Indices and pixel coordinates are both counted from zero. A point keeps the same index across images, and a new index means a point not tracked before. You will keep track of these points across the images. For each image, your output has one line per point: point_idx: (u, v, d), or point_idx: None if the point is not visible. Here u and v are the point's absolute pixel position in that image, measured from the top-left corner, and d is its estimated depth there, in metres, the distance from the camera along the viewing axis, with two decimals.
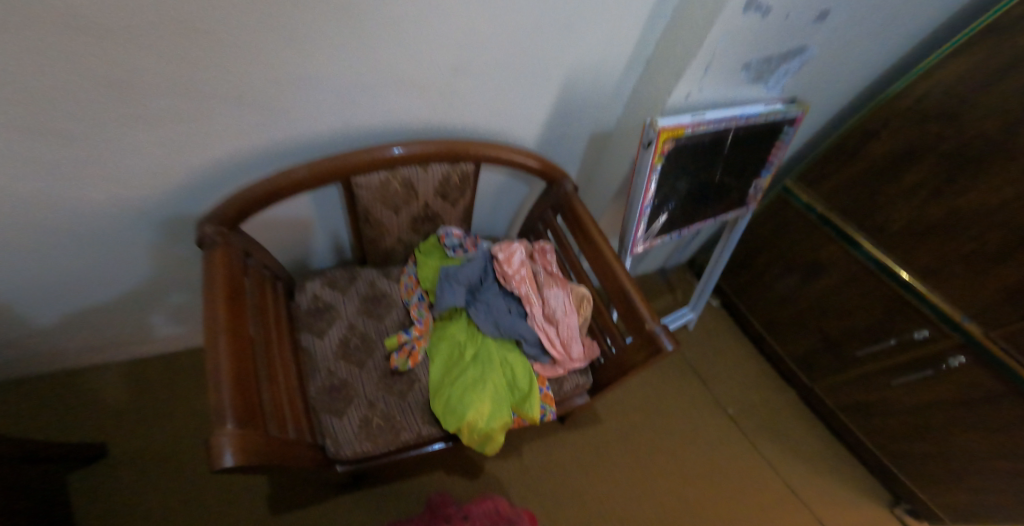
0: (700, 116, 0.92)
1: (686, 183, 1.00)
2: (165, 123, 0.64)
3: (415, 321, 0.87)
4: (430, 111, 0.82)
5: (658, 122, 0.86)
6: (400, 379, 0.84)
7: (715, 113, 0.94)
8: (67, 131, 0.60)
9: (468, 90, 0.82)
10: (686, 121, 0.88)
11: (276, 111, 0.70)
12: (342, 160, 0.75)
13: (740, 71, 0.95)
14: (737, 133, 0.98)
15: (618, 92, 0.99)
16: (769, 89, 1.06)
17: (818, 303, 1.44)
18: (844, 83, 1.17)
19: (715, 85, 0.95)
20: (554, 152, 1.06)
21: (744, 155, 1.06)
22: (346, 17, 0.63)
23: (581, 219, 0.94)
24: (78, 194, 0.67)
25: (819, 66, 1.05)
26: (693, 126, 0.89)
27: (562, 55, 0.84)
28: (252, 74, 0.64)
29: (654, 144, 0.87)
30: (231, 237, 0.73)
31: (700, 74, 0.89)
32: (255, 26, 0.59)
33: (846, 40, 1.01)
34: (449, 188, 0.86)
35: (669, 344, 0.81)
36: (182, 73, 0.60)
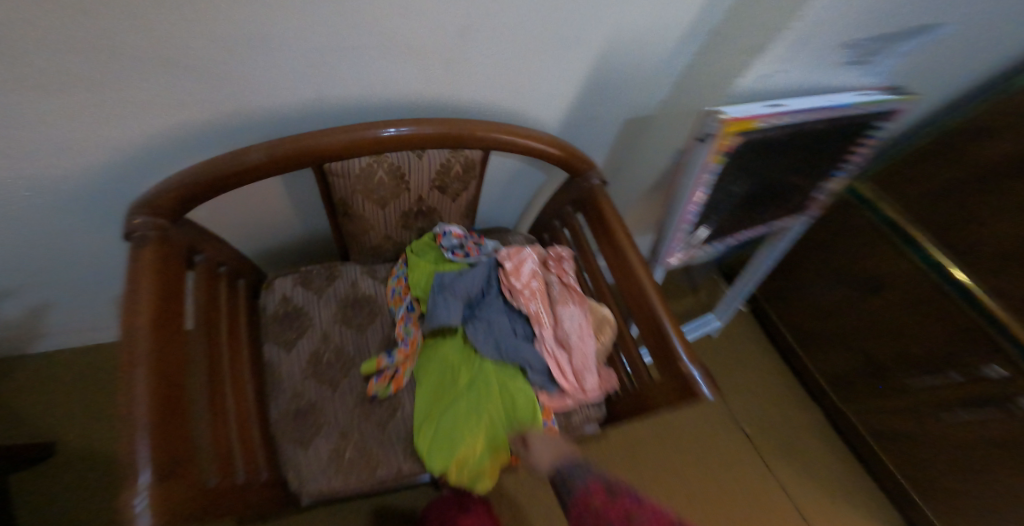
0: (779, 105, 0.71)
1: (744, 186, 0.81)
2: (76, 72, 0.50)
3: (401, 339, 0.72)
4: (429, 85, 0.65)
5: (724, 111, 0.67)
6: (379, 403, 0.71)
7: (797, 102, 0.73)
8: None
9: (481, 56, 0.63)
10: (758, 111, 0.67)
11: (219, 65, 0.54)
12: (306, 141, 0.59)
13: (839, 50, 0.74)
14: (817, 127, 0.76)
15: (670, 66, 0.79)
16: (865, 75, 0.84)
17: (870, 318, 1.20)
18: (958, 71, 0.94)
19: (801, 64, 0.74)
20: (581, 136, 0.87)
21: (819, 157, 0.84)
22: None
23: (609, 224, 0.77)
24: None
25: (933, 49, 0.83)
26: (768, 118, 0.68)
27: (600, 21, 0.65)
28: (184, 36, 0.50)
29: (715, 138, 0.68)
30: (173, 229, 0.58)
31: (790, 48, 0.68)
32: None
33: (979, 17, 0.78)
34: (448, 179, 0.69)
35: (707, 392, 0.64)
36: (89, 33, 0.47)
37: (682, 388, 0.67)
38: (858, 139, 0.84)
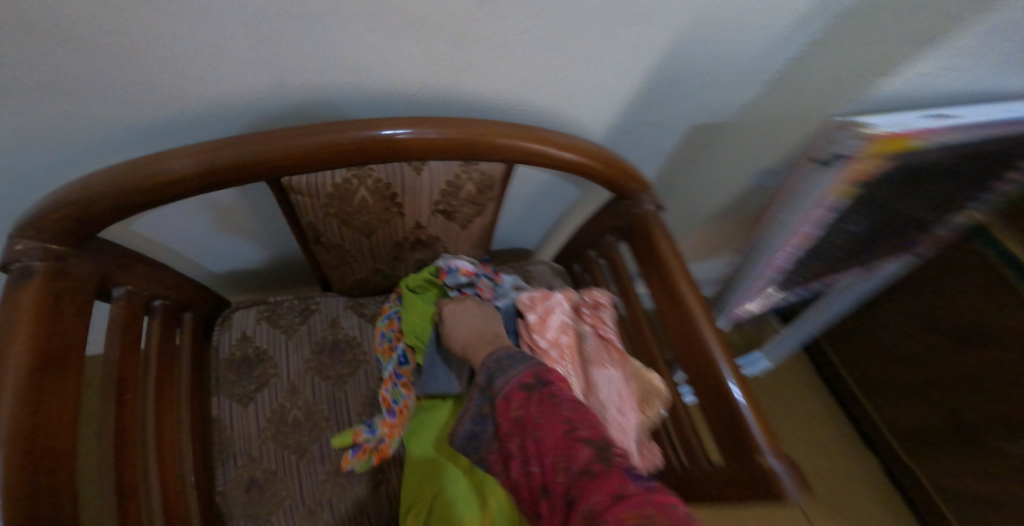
0: (949, 112, 0.49)
1: (861, 225, 0.61)
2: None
3: (386, 404, 0.53)
4: (436, 68, 0.48)
5: (873, 121, 0.46)
6: (360, 476, 0.54)
7: (973, 111, 0.51)
8: None
9: (519, 23, 0.45)
10: (925, 124, 0.46)
11: (137, 31, 0.37)
12: (253, 148, 0.42)
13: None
14: (987, 147, 0.53)
15: None
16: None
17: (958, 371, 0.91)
18: None
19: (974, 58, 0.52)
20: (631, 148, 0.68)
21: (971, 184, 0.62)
22: None
23: (664, 259, 0.57)
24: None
25: None
26: (940, 134, 0.47)
27: None
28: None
29: (852, 158, 0.47)
30: (76, 261, 0.44)
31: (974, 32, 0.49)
32: None
33: None
34: (456, 201, 0.53)
35: (798, 497, 0.45)
36: None
37: (760, 487, 0.48)
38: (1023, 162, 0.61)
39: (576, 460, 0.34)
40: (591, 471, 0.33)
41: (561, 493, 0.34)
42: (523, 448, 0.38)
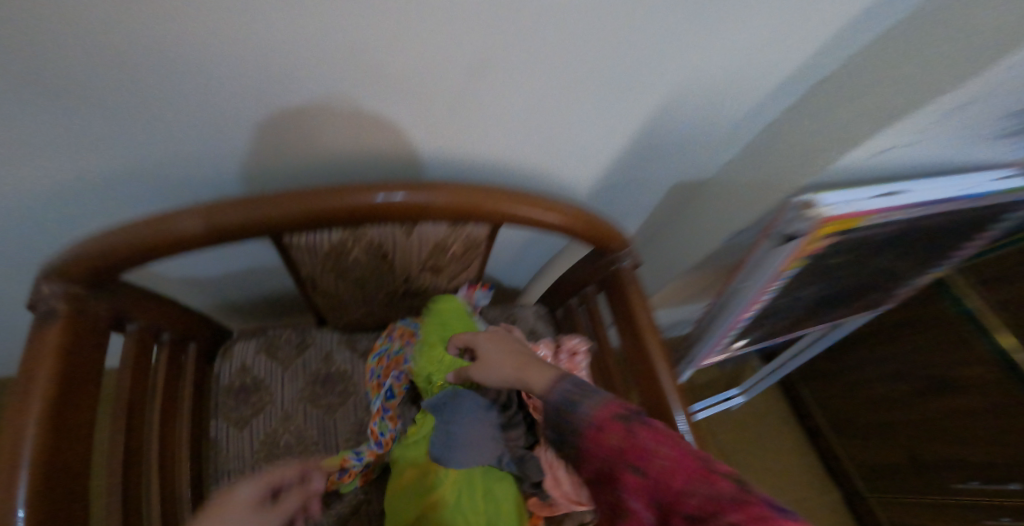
0: (901, 189, 0.53)
1: (815, 291, 0.67)
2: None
3: (374, 436, 0.59)
4: (431, 140, 0.52)
5: (830, 203, 0.49)
6: (343, 499, 0.60)
7: (927, 187, 0.55)
8: None
9: (512, 100, 0.49)
10: (874, 204, 0.51)
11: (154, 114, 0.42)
12: (254, 212, 0.46)
13: (1008, 118, 0.53)
14: (934, 219, 0.59)
15: (745, 125, 0.61)
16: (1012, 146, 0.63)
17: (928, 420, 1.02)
18: None
19: (933, 139, 0.55)
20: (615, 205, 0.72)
21: (920, 251, 0.67)
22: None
23: (636, 313, 0.63)
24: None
25: None
26: (883, 213, 0.51)
27: (668, 70, 0.50)
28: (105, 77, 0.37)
29: (804, 238, 0.51)
30: (92, 301, 0.48)
31: (933, 120, 0.50)
32: None
33: None
34: (443, 259, 0.58)
35: None
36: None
37: None
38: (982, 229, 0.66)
39: (716, 488, 0.35)
40: (742, 498, 0.34)
41: (697, 518, 0.34)
42: (646, 474, 0.37)
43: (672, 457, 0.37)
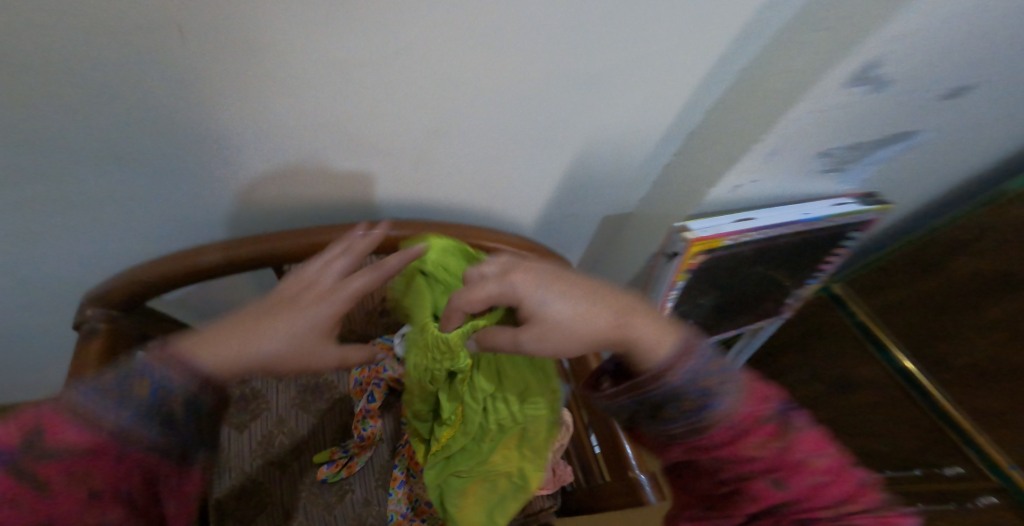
0: (750, 219, 0.83)
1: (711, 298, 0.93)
2: (74, 152, 0.54)
3: (357, 430, 0.72)
4: (403, 184, 0.71)
5: (693, 231, 0.76)
6: (330, 487, 0.71)
7: (766, 217, 0.86)
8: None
9: (460, 151, 0.67)
10: (727, 230, 0.78)
11: (199, 154, 0.58)
12: (265, 246, 0.62)
13: (817, 157, 0.83)
14: (786, 239, 0.90)
15: (648, 165, 0.85)
16: (843, 180, 0.94)
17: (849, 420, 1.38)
18: (916, 191, 1.07)
19: (772, 178, 0.85)
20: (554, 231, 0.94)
21: (790, 260, 0.98)
22: (329, 84, 0.54)
23: None
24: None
25: (898, 165, 0.93)
26: (735, 236, 0.79)
27: (577, 125, 0.69)
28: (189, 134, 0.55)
29: (682, 256, 0.78)
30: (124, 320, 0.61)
31: (760, 163, 0.78)
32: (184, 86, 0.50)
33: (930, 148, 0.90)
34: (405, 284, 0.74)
35: (654, 500, 0.71)
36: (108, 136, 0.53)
37: (630, 491, 0.74)
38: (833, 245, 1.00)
39: (854, 504, 0.52)
40: (875, 510, 0.51)
41: (820, 512, 0.51)
42: (793, 472, 0.52)
43: (819, 472, 0.53)
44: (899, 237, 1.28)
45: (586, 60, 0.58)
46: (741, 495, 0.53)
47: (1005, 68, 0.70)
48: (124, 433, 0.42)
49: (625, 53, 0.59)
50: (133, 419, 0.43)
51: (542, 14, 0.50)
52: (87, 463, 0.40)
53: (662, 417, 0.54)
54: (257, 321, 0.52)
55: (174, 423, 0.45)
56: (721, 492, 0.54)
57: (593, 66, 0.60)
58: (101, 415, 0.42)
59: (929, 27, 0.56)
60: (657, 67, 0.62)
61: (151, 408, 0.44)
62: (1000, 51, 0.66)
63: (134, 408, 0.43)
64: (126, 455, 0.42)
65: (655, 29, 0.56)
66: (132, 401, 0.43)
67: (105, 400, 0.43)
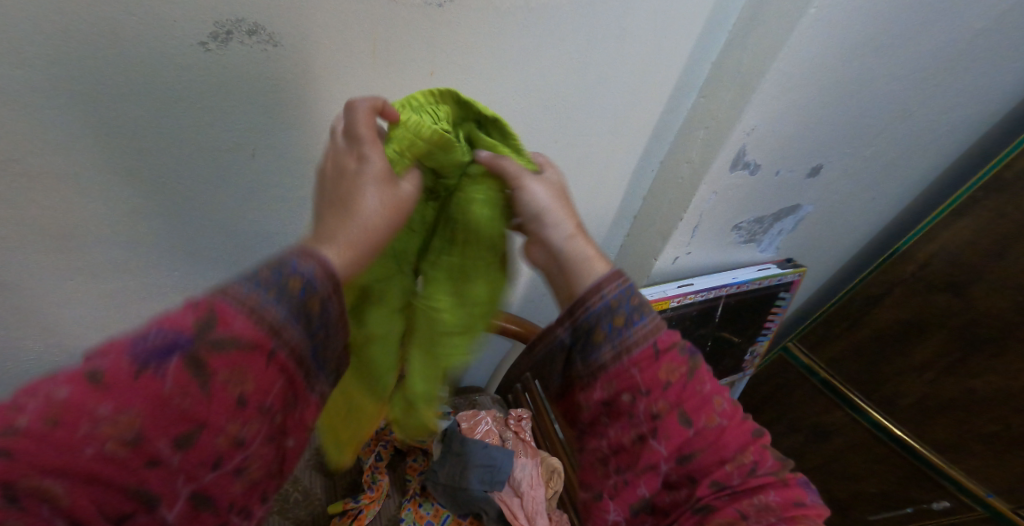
0: (689, 285, 1.03)
1: None
2: (166, 239, 0.70)
3: (367, 484, 0.82)
4: None
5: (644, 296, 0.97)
6: None
7: (703, 282, 1.05)
8: (86, 277, 0.69)
9: None
10: (671, 293, 1.00)
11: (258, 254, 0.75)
12: None
13: (731, 230, 1.05)
14: (727, 299, 1.08)
15: (605, 246, 1.09)
16: (761, 249, 1.16)
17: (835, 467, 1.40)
18: (829, 255, 1.30)
19: (702, 250, 1.05)
20: (533, 312, 1.12)
21: (735, 319, 1.15)
22: None
23: None
24: (57, 310, 0.70)
25: (804, 232, 1.16)
26: (678, 297, 1.00)
27: None
28: (242, 225, 0.74)
29: None
30: None
31: (688, 237, 0.99)
32: (247, 192, 0.70)
33: (824, 216, 1.14)
34: None
35: None
36: (193, 233, 0.71)
37: None
38: (768, 305, 1.17)
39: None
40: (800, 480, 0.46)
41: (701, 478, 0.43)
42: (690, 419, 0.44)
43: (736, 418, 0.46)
44: (821, 302, 1.48)
45: (544, 160, 0.85)
46: (648, 441, 0.44)
47: (844, 152, 0.96)
48: (277, 331, 0.34)
49: (576, 159, 0.87)
50: (286, 320, 0.34)
51: (505, 134, 0.78)
52: (251, 357, 0.32)
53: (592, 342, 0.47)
54: (340, 196, 0.43)
55: (309, 321, 0.37)
56: (609, 450, 0.48)
57: (546, 163, 0.85)
58: (258, 304, 0.33)
59: (773, 118, 0.80)
60: (597, 165, 0.90)
61: (285, 297, 0.34)
62: (832, 138, 0.91)
63: (280, 303, 0.34)
64: (276, 356, 0.34)
65: (592, 139, 0.85)
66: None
67: (256, 293, 0.33)
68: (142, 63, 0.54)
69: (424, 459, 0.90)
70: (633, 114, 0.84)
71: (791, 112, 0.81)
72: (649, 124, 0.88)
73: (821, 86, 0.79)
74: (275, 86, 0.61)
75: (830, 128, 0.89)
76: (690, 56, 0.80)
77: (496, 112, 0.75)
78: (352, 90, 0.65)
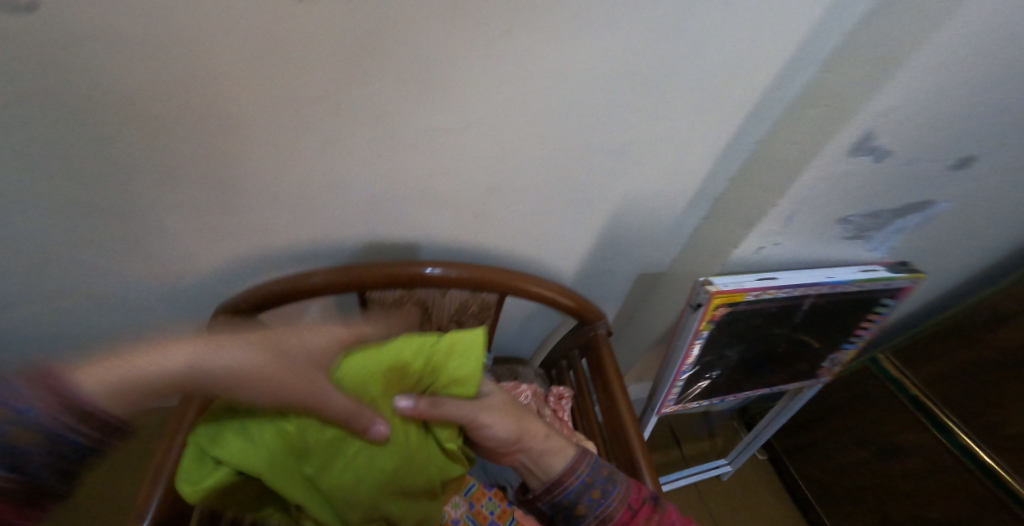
0: (772, 278, 0.78)
1: (736, 351, 0.90)
2: (227, 192, 0.67)
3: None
4: (460, 234, 0.85)
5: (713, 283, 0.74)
6: None
7: (788, 276, 0.79)
8: (145, 223, 0.69)
9: (516, 205, 0.82)
10: (749, 284, 0.74)
11: (315, 215, 0.74)
12: (354, 274, 0.77)
13: (835, 223, 0.88)
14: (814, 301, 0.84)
15: (676, 227, 0.96)
16: (868, 248, 0.98)
17: (887, 485, 1.21)
18: (958, 261, 1.08)
19: (795, 240, 0.89)
20: (590, 286, 1.06)
21: (817, 319, 0.94)
22: (388, 146, 0.67)
23: (602, 360, 0.92)
24: (124, 249, 0.72)
25: (932, 231, 0.96)
26: (757, 291, 0.75)
27: (610, 187, 0.84)
28: (288, 183, 0.68)
29: (704, 307, 0.75)
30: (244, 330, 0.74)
31: (779, 226, 0.83)
32: (291, 152, 0.64)
33: (964, 215, 0.93)
34: (464, 315, 0.90)
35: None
36: (259, 188, 0.67)
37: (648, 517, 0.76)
38: (867, 310, 0.98)
39: None
40: None
41: None
42: None
43: None
44: (933, 314, 1.27)
45: (613, 133, 0.74)
46: None
47: (1012, 142, 0.75)
48: None
49: (658, 128, 0.74)
50: None
51: (580, 102, 0.68)
52: None
53: (575, 513, 0.64)
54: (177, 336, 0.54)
55: None
56: None
57: (617, 137, 0.74)
58: None
59: (921, 97, 0.63)
60: (681, 136, 0.77)
61: None
62: (1000, 122, 0.71)
63: None
64: None
65: (677, 109, 0.72)
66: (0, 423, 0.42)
67: None
68: (189, 6, 0.48)
69: None
70: (740, 78, 0.69)
71: (948, 92, 0.63)
72: (757, 97, 0.73)
73: (1002, 56, 0.60)
74: (334, 38, 0.53)
75: (1001, 110, 0.68)
76: (826, 11, 0.63)
77: (571, 76, 0.65)
78: (420, 51, 0.57)
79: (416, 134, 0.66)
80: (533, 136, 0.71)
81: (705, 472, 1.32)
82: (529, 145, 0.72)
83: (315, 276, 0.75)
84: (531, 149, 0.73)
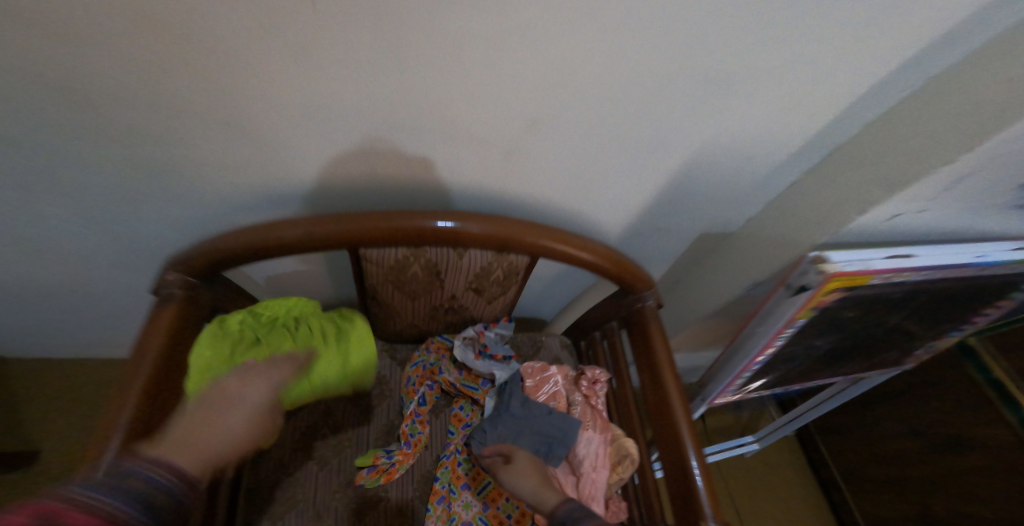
0: (904, 255, 0.56)
1: (828, 339, 0.66)
2: (157, 105, 0.46)
3: (404, 437, 0.71)
4: (484, 174, 0.63)
5: (830, 261, 0.52)
6: (364, 493, 0.69)
7: (928, 252, 0.57)
8: (51, 143, 0.49)
9: (567, 145, 0.59)
10: (879, 265, 0.54)
11: (283, 143, 0.53)
12: (346, 227, 0.58)
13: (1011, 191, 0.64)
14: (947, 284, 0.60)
15: (769, 184, 0.70)
16: None
17: (934, 479, 1.04)
18: None
19: (947, 209, 0.65)
20: (641, 246, 0.82)
21: (942, 308, 0.68)
22: (390, 48, 0.44)
23: (649, 343, 0.74)
24: (35, 180, 0.54)
25: None
26: (888, 274, 0.54)
27: (703, 130, 0.60)
28: (243, 97, 0.47)
29: (810, 292, 0.54)
30: (200, 292, 0.59)
31: (941, 189, 0.58)
32: (242, 49, 0.42)
33: None
34: (485, 281, 0.71)
35: None
36: (202, 101, 0.46)
37: None
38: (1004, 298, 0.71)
39: None
40: None
41: None
42: None
43: None
44: None
45: (725, 50, 0.49)
46: None
47: None
48: None
49: (789, 46, 0.50)
50: None
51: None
52: None
53: None
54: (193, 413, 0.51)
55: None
56: None
57: (728, 57, 0.50)
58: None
59: None
60: (822, 64, 0.52)
61: None
62: None
63: None
64: None
65: (827, 17, 0.47)
66: (120, 493, 0.42)
67: None
68: None
69: (472, 408, 0.77)
70: None
71: None
72: (954, 11, 0.48)
73: None
74: None
75: None
76: None
77: None
78: None
79: (432, 32, 0.43)
80: (608, 45, 0.47)
81: (733, 451, 1.20)
82: (599, 59, 0.49)
83: (295, 229, 0.57)
84: (601, 64, 0.49)
